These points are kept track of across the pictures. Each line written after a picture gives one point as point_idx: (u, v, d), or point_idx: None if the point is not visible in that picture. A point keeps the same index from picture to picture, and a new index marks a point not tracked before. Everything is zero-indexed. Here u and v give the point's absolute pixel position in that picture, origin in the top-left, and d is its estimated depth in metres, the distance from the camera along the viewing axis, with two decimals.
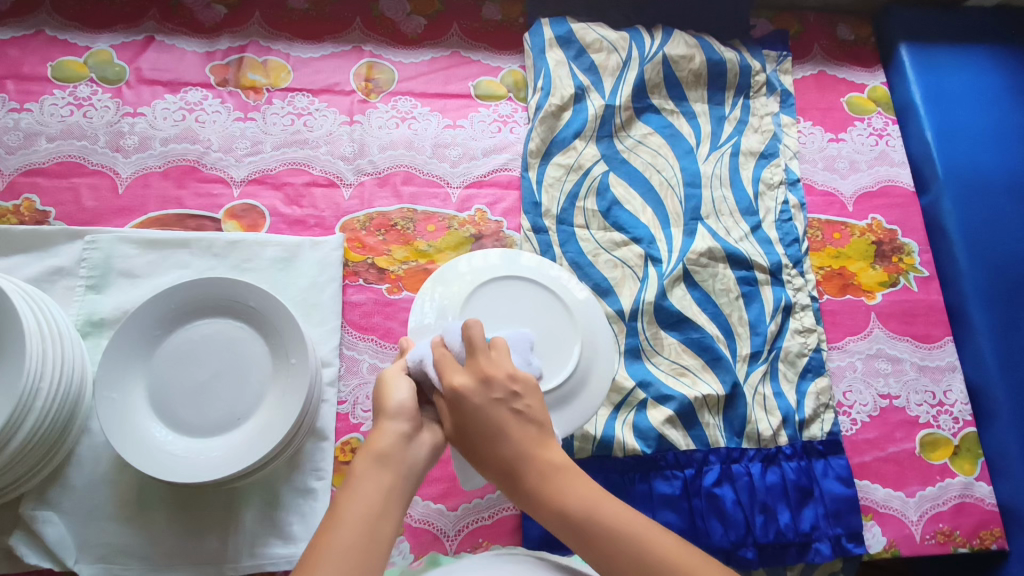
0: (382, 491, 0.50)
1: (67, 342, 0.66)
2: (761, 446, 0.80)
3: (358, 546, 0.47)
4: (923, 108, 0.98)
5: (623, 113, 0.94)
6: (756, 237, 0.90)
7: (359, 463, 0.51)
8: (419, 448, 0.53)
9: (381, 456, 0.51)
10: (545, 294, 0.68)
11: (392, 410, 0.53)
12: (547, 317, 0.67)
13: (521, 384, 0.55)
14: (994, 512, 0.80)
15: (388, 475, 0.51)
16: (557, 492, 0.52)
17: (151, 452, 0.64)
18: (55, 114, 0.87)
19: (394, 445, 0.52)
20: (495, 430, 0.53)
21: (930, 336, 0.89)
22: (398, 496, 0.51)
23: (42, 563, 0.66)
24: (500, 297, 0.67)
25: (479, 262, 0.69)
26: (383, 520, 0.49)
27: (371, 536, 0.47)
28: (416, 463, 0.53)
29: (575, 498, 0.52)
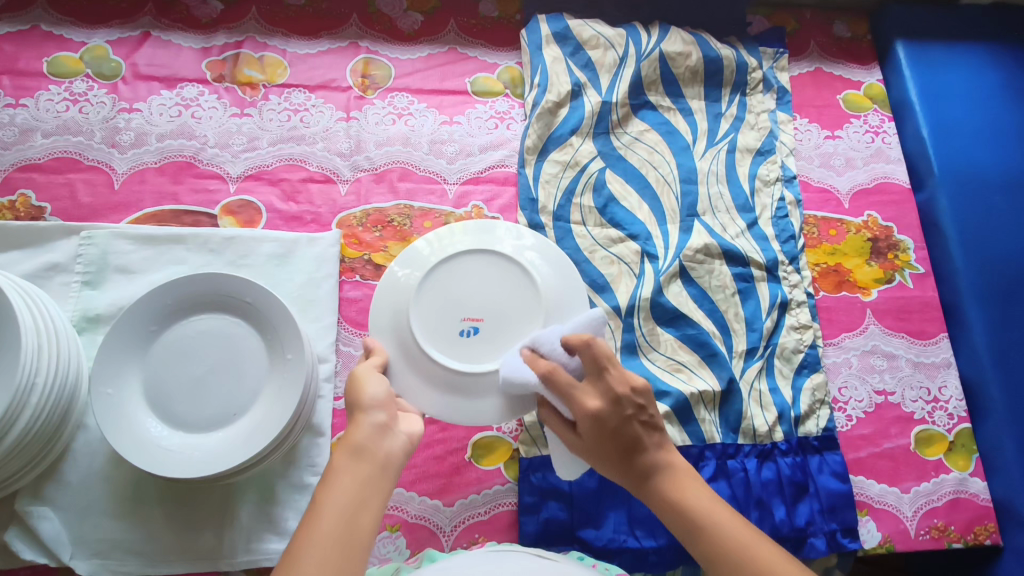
0: (361, 483, 0.50)
1: (62, 339, 0.66)
2: (756, 441, 0.80)
3: (338, 538, 0.47)
4: (919, 105, 0.99)
5: (620, 109, 0.94)
6: (752, 234, 0.90)
7: (338, 457, 0.51)
8: (395, 440, 0.54)
9: (358, 449, 0.52)
10: (511, 268, 0.65)
11: (366, 401, 0.55)
12: (510, 291, 0.65)
13: (645, 398, 0.57)
14: (988, 508, 0.81)
15: (366, 467, 0.51)
16: (674, 496, 0.55)
17: (147, 448, 0.64)
18: (51, 109, 0.86)
19: (370, 436, 0.53)
20: (631, 445, 0.56)
21: (925, 332, 0.89)
22: (378, 487, 0.51)
23: (37, 559, 0.66)
24: (468, 270, 0.65)
25: (448, 234, 0.67)
26: (364, 513, 0.49)
27: (349, 528, 0.47)
28: (393, 454, 0.53)
29: (695, 502, 0.54)
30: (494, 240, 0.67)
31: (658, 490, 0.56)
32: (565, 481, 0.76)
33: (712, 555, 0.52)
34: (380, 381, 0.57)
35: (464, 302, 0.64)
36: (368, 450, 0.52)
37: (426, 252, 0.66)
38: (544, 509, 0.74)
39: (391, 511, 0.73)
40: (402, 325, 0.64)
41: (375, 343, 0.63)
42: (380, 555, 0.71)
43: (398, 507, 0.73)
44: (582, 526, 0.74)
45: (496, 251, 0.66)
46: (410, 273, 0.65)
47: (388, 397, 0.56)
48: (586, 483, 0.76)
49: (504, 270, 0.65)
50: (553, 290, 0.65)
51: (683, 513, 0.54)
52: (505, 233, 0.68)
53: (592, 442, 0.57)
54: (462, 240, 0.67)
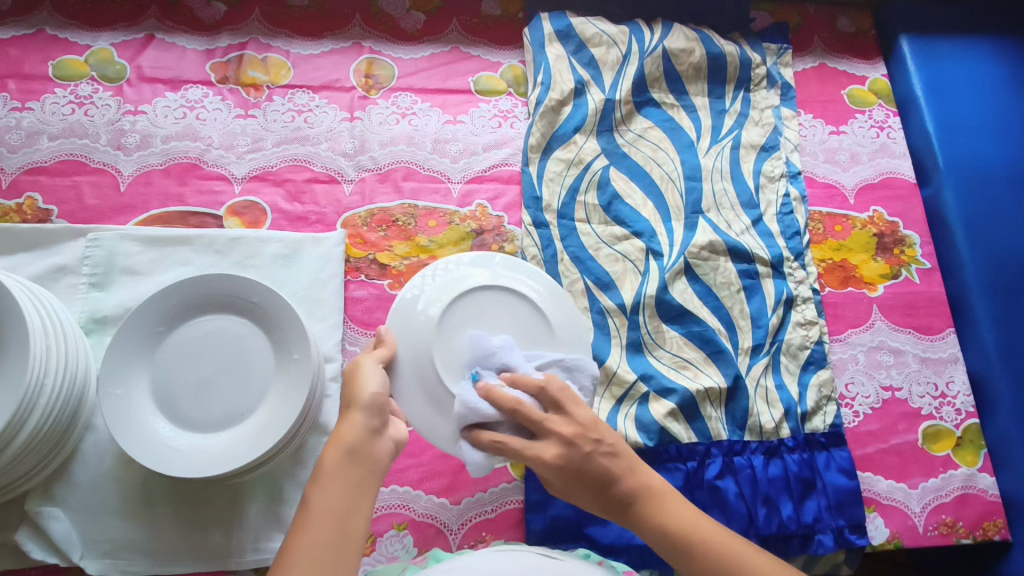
0: (353, 486, 0.50)
1: (70, 340, 0.66)
2: (763, 438, 0.80)
3: (331, 543, 0.47)
4: (924, 100, 0.98)
5: (623, 107, 0.94)
6: (758, 230, 0.90)
7: (329, 458, 0.50)
8: (384, 443, 0.53)
9: (351, 450, 0.51)
10: (524, 304, 0.64)
11: (364, 401, 0.54)
12: (523, 329, 0.63)
13: (599, 429, 0.53)
14: (997, 503, 0.80)
15: (358, 469, 0.51)
16: (667, 512, 0.52)
17: (154, 448, 0.64)
18: (57, 112, 0.87)
19: (363, 437, 0.52)
20: (607, 477, 0.52)
21: (932, 328, 0.88)
22: (369, 489, 0.51)
23: (47, 558, 0.67)
24: (475, 305, 0.63)
25: (456, 269, 0.65)
26: (355, 515, 0.49)
27: (338, 532, 0.47)
28: (382, 456, 0.53)
29: (676, 515, 0.52)
30: (503, 274, 0.65)
31: (651, 517, 0.52)
32: None
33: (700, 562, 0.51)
34: (381, 377, 0.56)
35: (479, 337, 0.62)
36: (361, 452, 0.51)
37: (435, 286, 0.64)
38: (550, 506, 0.74)
39: (398, 510, 0.73)
40: (417, 357, 0.61)
41: (388, 336, 0.61)
42: (388, 553, 0.71)
43: (405, 505, 0.73)
44: (589, 523, 0.74)
45: (510, 287, 0.64)
46: (422, 310, 0.62)
47: (386, 398, 0.55)
48: None
49: (512, 307, 0.63)
50: (565, 328, 0.64)
51: (693, 546, 0.51)
52: (513, 267, 0.66)
53: (567, 468, 0.52)
54: (470, 272, 0.65)
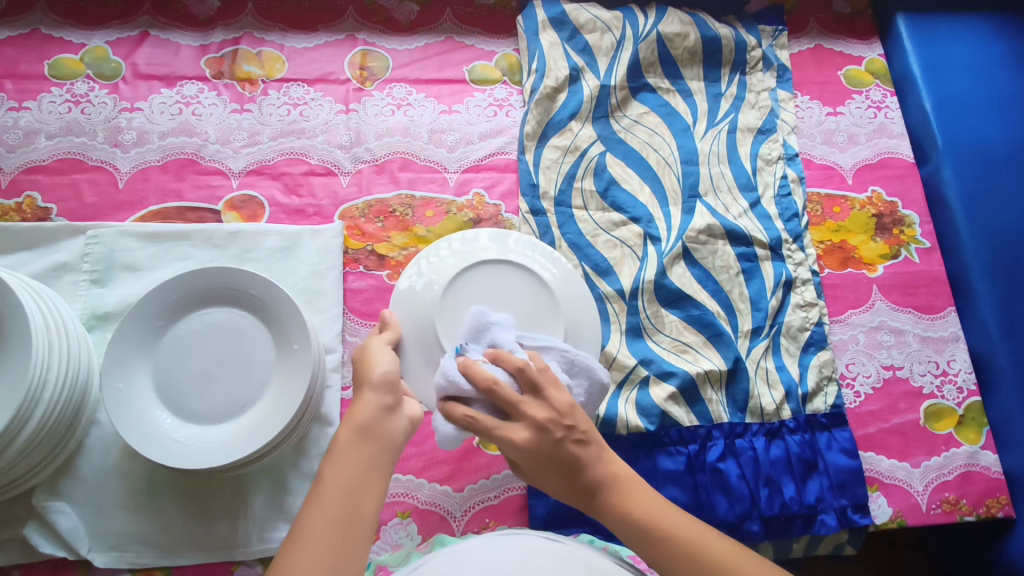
0: (366, 464, 0.50)
1: (73, 337, 0.66)
2: (765, 420, 0.80)
3: (343, 520, 0.47)
4: (922, 78, 0.98)
5: (618, 93, 0.93)
6: (755, 213, 0.90)
7: (342, 437, 0.51)
8: (400, 420, 0.53)
9: (363, 429, 0.51)
10: (534, 282, 0.63)
11: (374, 379, 0.54)
12: (532, 306, 0.62)
13: (574, 417, 0.53)
14: (1000, 480, 0.80)
15: (371, 447, 0.51)
16: (631, 500, 0.53)
17: (158, 440, 0.65)
18: (54, 111, 0.87)
19: (376, 416, 0.52)
20: (581, 462, 0.53)
21: (932, 307, 0.88)
22: (382, 468, 0.51)
23: (56, 552, 0.67)
24: (485, 277, 0.63)
25: (470, 243, 0.65)
26: (367, 491, 0.49)
27: (349, 508, 0.47)
28: (397, 434, 0.53)
29: (641, 504, 0.52)
30: (515, 251, 0.65)
31: (619, 506, 0.53)
32: None
33: (657, 550, 0.50)
34: (391, 359, 0.56)
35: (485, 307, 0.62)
36: (373, 431, 0.51)
37: (447, 258, 0.64)
38: None
39: (401, 498, 0.73)
40: (423, 333, 0.61)
41: (391, 320, 0.62)
42: (392, 541, 0.72)
43: (408, 494, 0.74)
44: None
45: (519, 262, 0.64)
46: (428, 283, 0.62)
47: (396, 377, 0.55)
48: None
49: (520, 282, 0.63)
50: (572, 306, 0.63)
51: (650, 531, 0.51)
52: (529, 246, 0.66)
53: (541, 449, 0.52)
54: (483, 246, 0.65)
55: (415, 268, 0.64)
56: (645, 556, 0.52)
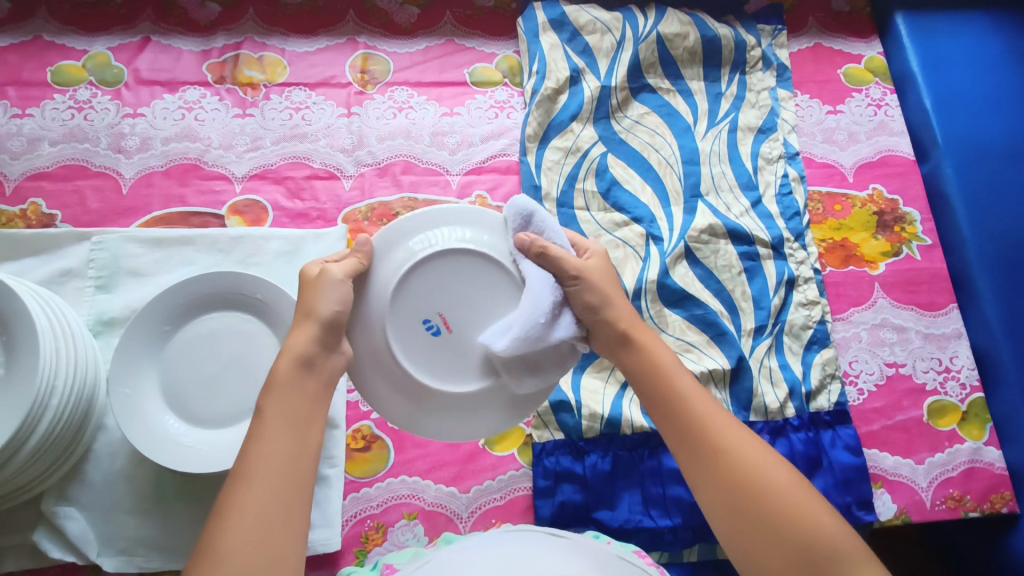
0: (309, 400, 0.51)
1: (79, 342, 0.67)
2: (768, 418, 0.80)
3: (288, 456, 0.48)
4: (921, 76, 0.98)
5: (619, 93, 0.94)
6: (757, 212, 0.90)
7: (283, 369, 0.51)
8: (340, 358, 0.55)
9: (306, 362, 0.52)
10: (500, 280, 0.58)
11: (324, 315, 0.53)
12: (495, 308, 0.58)
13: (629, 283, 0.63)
14: (1004, 476, 0.80)
15: (311, 382, 0.52)
16: (663, 383, 0.56)
17: (166, 444, 0.65)
18: (57, 118, 0.88)
19: (315, 350, 0.53)
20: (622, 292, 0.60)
21: (934, 304, 0.89)
22: (323, 403, 0.52)
23: (65, 557, 0.68)
24: (457, 273, 0.58)
25: (453, 224, 0.59)
26: (308, 430, 0.50)
27: (293, 448, 0.48)
28: (337, 370, 0.54)
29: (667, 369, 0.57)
30: (487, 245, 0.59)
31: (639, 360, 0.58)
32: (578, 464, 0.77)
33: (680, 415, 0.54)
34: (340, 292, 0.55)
35: (457, 311, 0.57)
36: (314, 365, 0.52)
37: (420, 240, 0.58)
38: (558, 492, 0.76)
39: (408, 500, 0.74)
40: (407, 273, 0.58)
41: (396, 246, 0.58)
42: (399, 542, 0.72)
43: (414, 495, 0.74)
44: (598, 507, 0.76)
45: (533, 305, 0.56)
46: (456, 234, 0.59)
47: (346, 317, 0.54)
48: (600, 465, 0.77)
49: (500, 296, 0.58)
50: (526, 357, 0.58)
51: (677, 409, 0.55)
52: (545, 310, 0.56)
53: (598, 274, 0.59)
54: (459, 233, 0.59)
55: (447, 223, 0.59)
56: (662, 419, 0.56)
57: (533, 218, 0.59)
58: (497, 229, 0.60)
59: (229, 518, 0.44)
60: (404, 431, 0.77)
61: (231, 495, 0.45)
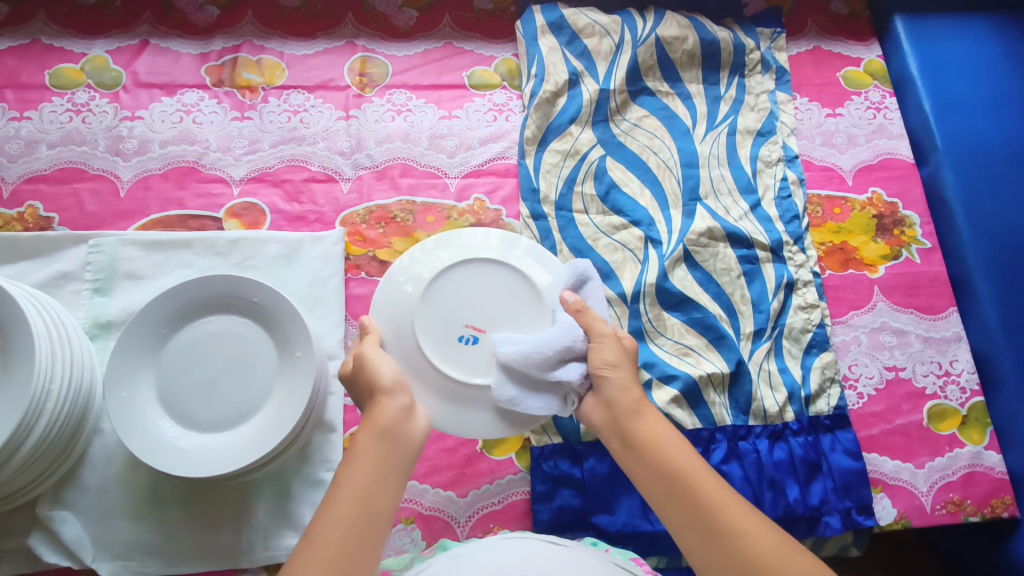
0: (381, 467, 0.52)
1: (75, 345, 0.67)
2: (767, 422, 0.80)
3: (359, 525, 0.49)
4: (921, 79, 0.98)
5: (618, 97, 0.94)
6: (756, 215, 0.90)
7: (362, 439, 0.54)
8: (417, 424, 0.56)
9: (384, 432, 0.54)
10: (524, 283, 0.62)
11: (387, 384, 0.56)
12: (519, 310, 0.61)
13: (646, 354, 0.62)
14: (1005, 481, 0.80)
15: (388, 451, 0.53)
16: (661, 455, 0.55)
17: (162, 449, 0.65)
18: (55, 121, 0.87)
19: (397, 419, 0.55)
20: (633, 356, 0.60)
21: (934, 307, 0.88)
22: (396, 472, 0.53)
23: (61, 561, 0.67)
24: (485, 275, 0.63)
25: (483, 237, 0.65)
26: (382, 502, 0.51)
27: (364, 518, 0.50)
28: (415, 438, 0.56)
29: (664, 439, 0.56)
30: (515, 255, 0.64)
31: (638, 435, 0.56)
32: (577, 469, 0.76)
33: (681, 492, 0.53)
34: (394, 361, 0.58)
35: (483, 312, 0.61)
36: (391, 434, 0.54)
37: (449, 249, 0.64)
38: (557, 496, 0.75)
39: (405, 504, 0.73)
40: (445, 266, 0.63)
41: (440, 244, 0.65)
42: (396, 547, 0.72)
43: (412, 499, 0.74)
44: (596, 512, 0.75)
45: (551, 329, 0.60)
46: (495, 243, 0.65)
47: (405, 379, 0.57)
48: (599, 470, 0.77)
49: (524, 297, 0.62)
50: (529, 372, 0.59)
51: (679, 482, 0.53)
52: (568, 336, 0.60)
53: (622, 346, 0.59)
54: (498, 244, 0.65)
55: (487, 234, 0.66)
56: (658, 493, 0.54)
57: (586, 283, 0.61)
58: (528, 250, 0.65)
59: None
60: None
61: (296, 564, 0.47)
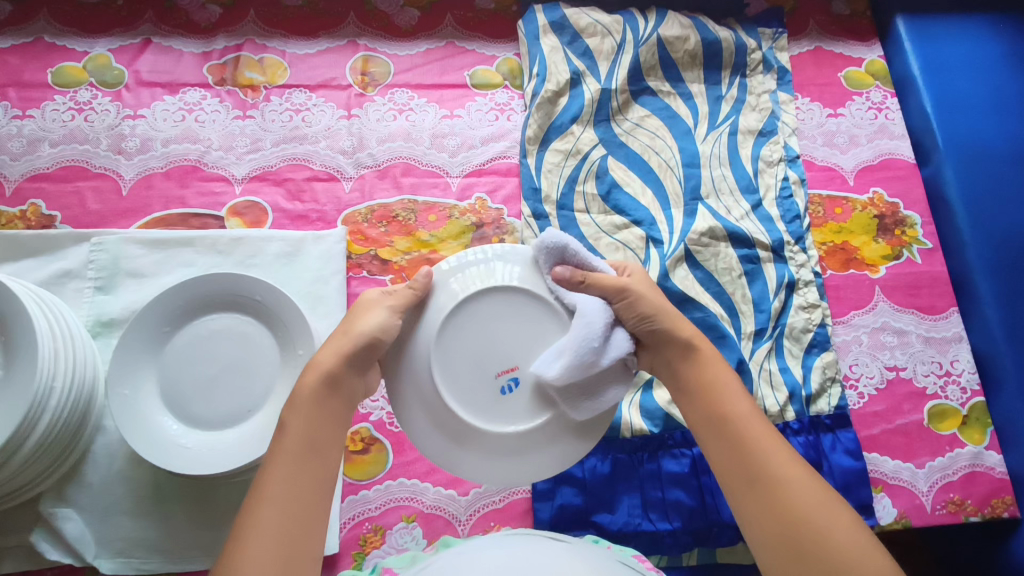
0: (329, 415, 0.54)
1: (78, 343, 0.67)
2: (769, 421, 0.80)
3: (311, 471, 0.51)
4: (922, 80, 0.98)
5: (619, 96, 0.94)
6: (757, 215, 0.90)
7: (309, 386, 0.54)
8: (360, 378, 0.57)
9: (330, 381, 0.55)
10: (538, 308, 0.59)
11: (362, 332, 0.56)
12: (539, 338, 0.58)
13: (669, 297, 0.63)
14: (1005, 481, 0.80)
15: (333, 399, 0.55)
16: (719, 397, 0.57)
17: (164, 446, 0.65)
18: (57, 119, 0.88)
19: (343, 370, 0.56)
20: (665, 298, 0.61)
21: (935, 308, 0.88)
22: (341, 421, 0.55)
23: (63, 558, 0.68)
24: (496, 311, 0.59)
25: (479, 266, 0.60)
26: (329, 448, 0.53)
27: (315, 463, 0.51)
28: (357, 392, 0.57)
29: (723, 384, 0.57)
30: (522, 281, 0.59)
31: (697, 378, 0.58)
32: (578, 467, 0.77)
33: (732, 432, 0.54)
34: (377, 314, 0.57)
35: (508, 351, 0.58)
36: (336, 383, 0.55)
37: (459, 282, 0.59)
38: (558, 495, 0.75)
39: (407, 502, 0.74)
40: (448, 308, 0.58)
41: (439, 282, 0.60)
42: (397, 545, 0.72)
43: (413, 498, 0.74)
44: (597, 511, 0.75)
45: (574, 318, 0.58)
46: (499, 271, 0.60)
47: (382, 335, 0.57)
48: (599, 468, 0.77)
49: (542, 323, 0.59)
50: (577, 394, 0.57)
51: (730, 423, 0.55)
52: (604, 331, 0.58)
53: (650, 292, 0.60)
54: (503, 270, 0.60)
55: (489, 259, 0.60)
56: (709, 433, 0.56)
57: (566, 249, 0.59)
58: (526, 264, 0.60)
59: (248, 532, 0.46)
60: (405, 434, 0.76)
61: (252, 513, 0.47)
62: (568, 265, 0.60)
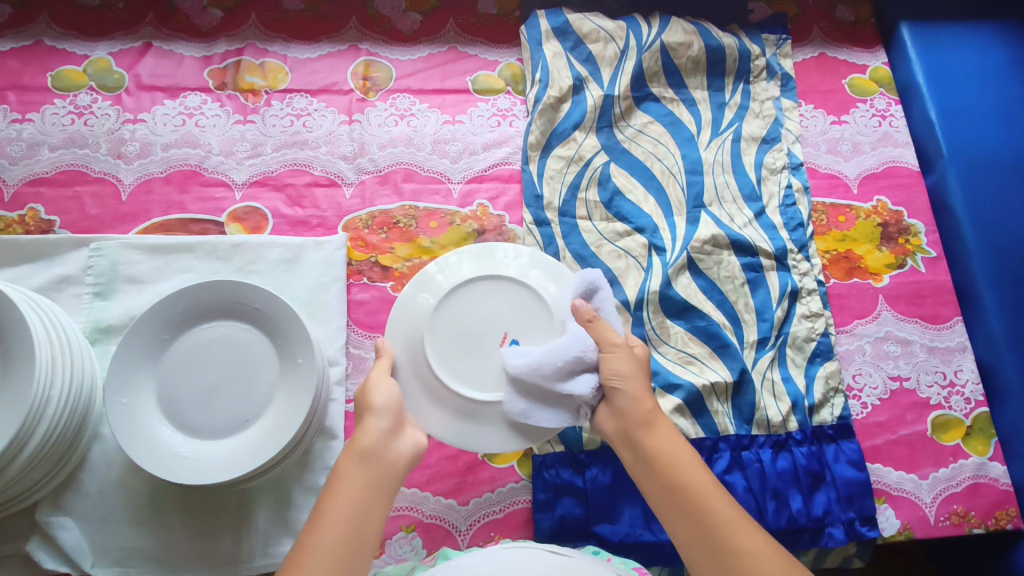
0: (368, 486, 0.54)
1: (76, 351, 0.66)
2: (771, 431, 0.80)
3: (348, 540, 0.50)
4: (926, 87, 0.97)
5: (622, 102, 0.93)
6: (760, 222, 0.90)
7: (347, 462, 0.55)
8: (401, 446, 0.57)
9: (365, 453, 0.55)
10: (528, 295, 0.63)
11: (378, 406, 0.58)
12: (533, 325, 0.62)
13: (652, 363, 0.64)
14: (1009, 492, 0.79)
15: (371, 471, 0.55)
16: (670, 468, 0.56)
17: (162, 456, 0.64)
18: (57, 123, 0.87)
19: (378, 442, 0.56)
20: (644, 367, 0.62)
21: (938, 317, 0.88)
22: (382, 495, 0.54)
23: (59, 568, 0.67)
24: (507, 288, 0.64)
25: (489, 251, 0.66)
26: (369, 519, 0.52)
27: (354, 535, 0.50)
28: (399, 459, 0.57)
29: (673, 454, 0.57)
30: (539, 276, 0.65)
31: (648, 448, 0.58)
32: (579, 477, 0.76)
33: (688, 505, 0.54)
34: (388, 389, 0.60)
35: (498, 326, 0.63)
36: (372, 454, 0.55)
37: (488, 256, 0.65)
38: (558, 505, 0.75)
39: (406, 512, 0.73)
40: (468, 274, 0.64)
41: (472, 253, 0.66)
42: (397, 555, 0.71)
43: (413, 507, 0.73)
44: (598, 522, 0.75)
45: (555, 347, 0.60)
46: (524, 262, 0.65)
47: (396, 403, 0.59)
48: (600, 479, 0.76)
49: (539, 311, 0.63)
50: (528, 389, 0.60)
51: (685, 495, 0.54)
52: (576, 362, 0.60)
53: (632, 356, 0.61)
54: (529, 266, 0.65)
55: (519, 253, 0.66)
56: (665, 506, 0.55)
57: (596, 292, 0.62)
58: (548, 268, 0.65)
59: None
60: None
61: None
62: (589, 304, 0.62)
